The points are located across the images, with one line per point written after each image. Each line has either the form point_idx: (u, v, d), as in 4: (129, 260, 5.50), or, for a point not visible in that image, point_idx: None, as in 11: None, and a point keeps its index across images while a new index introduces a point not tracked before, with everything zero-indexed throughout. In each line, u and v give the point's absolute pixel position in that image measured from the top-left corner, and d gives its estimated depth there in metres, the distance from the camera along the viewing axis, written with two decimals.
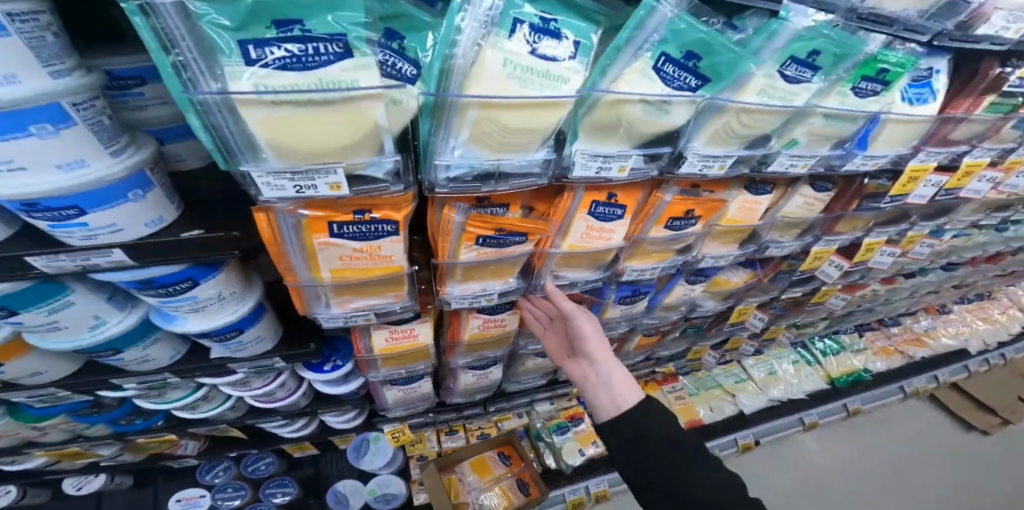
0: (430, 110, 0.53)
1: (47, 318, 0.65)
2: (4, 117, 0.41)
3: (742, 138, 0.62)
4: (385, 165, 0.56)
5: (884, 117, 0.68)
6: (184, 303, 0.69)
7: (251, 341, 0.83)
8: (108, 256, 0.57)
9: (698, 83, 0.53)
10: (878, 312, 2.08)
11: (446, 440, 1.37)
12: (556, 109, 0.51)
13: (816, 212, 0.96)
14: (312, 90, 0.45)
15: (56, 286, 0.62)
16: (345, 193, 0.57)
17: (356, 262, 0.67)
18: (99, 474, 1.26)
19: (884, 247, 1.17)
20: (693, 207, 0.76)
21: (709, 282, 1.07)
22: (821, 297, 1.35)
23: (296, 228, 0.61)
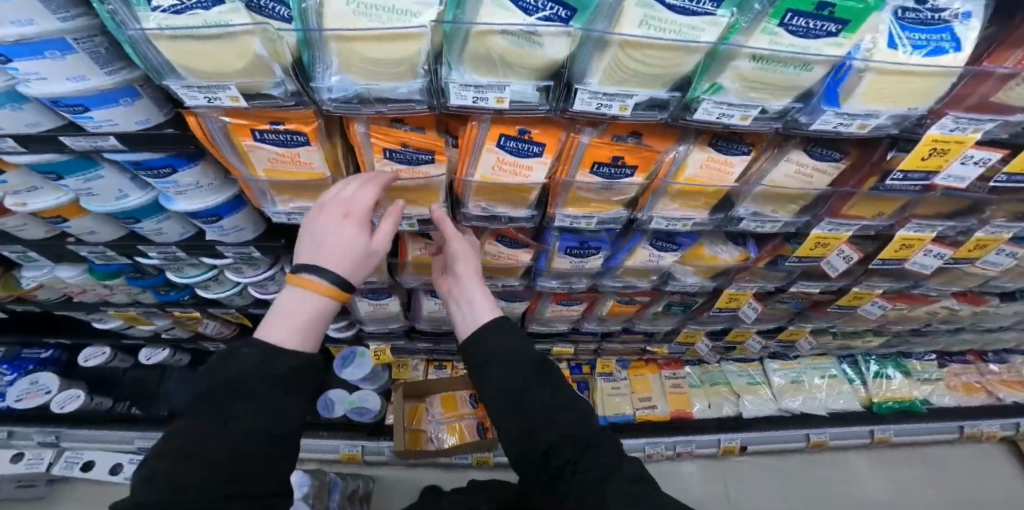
0: (304, 44, 0.56)
1: (85, 186, 0.81)
2: (25, 45, 0.54)
3: (647, 76, 0.55)
4: (286, 88, 0.60)
5: (862, 65, 0.55)
6: (170, 186, 0.82)
7: (239, 230, 0.98)
8: (107, 140, 0.70)
9: (568, 14, 0.50)
10: (969, 340, 1.70)
11: (433, 372, 1.51)
12: (413, 41, 0.53)
13: (819, 184, 0.78)
14: (201, 26, 0.52)
15: (93, 163, 0.78)
16: (245, 106, 0.62)
17: (282, 166, 0.73)
18: (164, 349, 1.55)
19: (931, 246, 0.94)
20: (623, 154, 0.69)
21: (685, 252, 0.96)
22: (851, 301, 1.15)
23: (224, 132, 0.69)
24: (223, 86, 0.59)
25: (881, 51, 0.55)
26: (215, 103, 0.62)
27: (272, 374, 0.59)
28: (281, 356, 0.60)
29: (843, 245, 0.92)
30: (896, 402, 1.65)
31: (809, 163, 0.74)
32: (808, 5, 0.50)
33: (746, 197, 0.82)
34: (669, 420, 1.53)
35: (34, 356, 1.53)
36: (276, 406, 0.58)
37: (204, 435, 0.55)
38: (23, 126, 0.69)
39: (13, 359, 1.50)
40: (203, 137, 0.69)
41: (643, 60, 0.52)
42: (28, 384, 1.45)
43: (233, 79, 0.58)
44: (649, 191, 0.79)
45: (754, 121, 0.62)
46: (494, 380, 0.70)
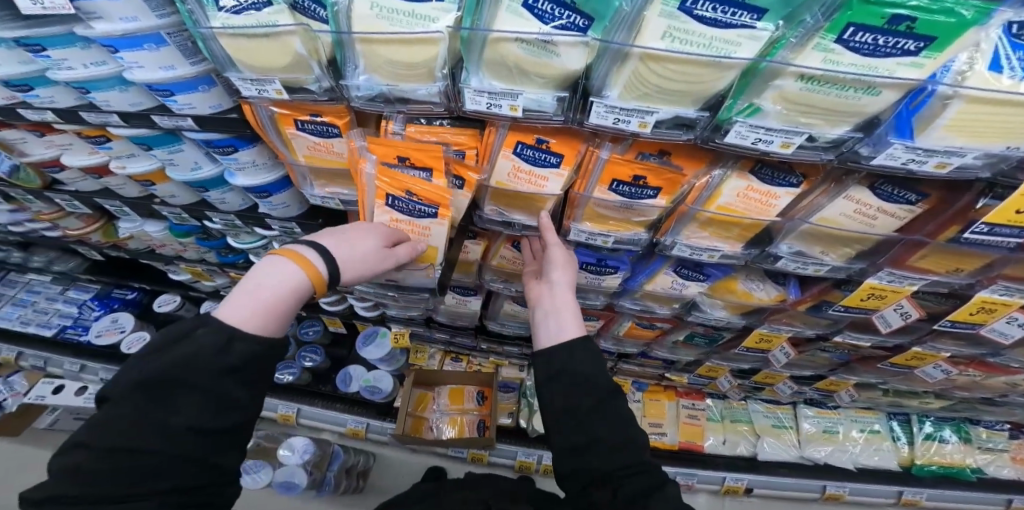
0: (336, 43, 0.57)
1: (167, 156, 0.90)
2: (129, 38, 0.62)
3: (672, 93, 0.50)
4: (323, 84, 0.63)
5: (945, 92, 0.45)
6: (231, 163, 0.88)
7: (290, 207, 1.03)
8: (185, 121, 0.78)
9: (586, 23, 0.47)
10: None
11: (448, 363, 1.53)
12: (430, 45, 0.52)
13: (883, 228, 0.68)
14: (254, 26, 0.56)
15: (175, 138, 0.86)
16: (288, 98, 0.66)
17: (319, 154, 0.76)
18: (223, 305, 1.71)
19: (1017, 312, 0.79)
20: (645, 173, 0.65)
21: (714, 283, 0.90)
22: (908, 360, 1.02)
23: (272, 121, 0.72)
24: (268, 80, 0.63)
25: (977, 75, 0.45)
26: (262, 94, 0.66)
27: (222, 365, 0.61)
28: (241, 344, 0.62)
29: (903, 299, 0.80)
30: (940, 466, 1.44)
31: (872, 202, 0.64)
32: (878, 21, 0.40)
33: (787, 235, 0.75)
34: (676, 449, 1.44)
35: (121, 296, 1.77)
36: (222, 394, 0.61)
37: (146, 417, 0.58)
38: (128, 105, 0.78)
39: (105, 297, 1.76)
40: (256, 124, 0.74)
41: (667, 75, 0.48)
42: (109, 322, 1.66)
43: (275, 74, 0.62)
44: (675, 215, 0.74)
45: (798, 149, 0.54)
46: (552, 397, 0.71)
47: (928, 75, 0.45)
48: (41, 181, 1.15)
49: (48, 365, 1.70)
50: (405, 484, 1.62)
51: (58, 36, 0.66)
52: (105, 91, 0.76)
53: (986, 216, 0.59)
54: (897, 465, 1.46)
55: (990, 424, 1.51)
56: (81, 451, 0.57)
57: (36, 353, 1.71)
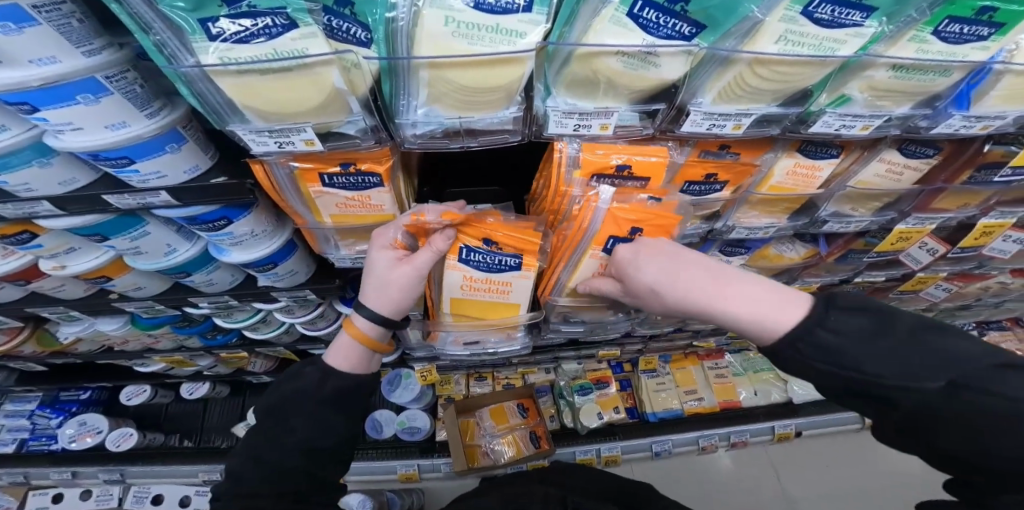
0: (386, 71, 0.48)
1: (132, 244, 0.72)
2: (53, 89, 0.44)
3: (769, 90, 0.49)
4: (365, 124, 0.52)
5: (1000, 69, 0.48)
6: (224, 237, 0.72)
7: (294, 269, 0.87)
8: (157, 196, 0.61)
9: (693, 31, 0.45)
10: (1011, 310, 1.68)
11: (474, 385, 1.54)
12: (515, 66, 0.46)
13: (906, 182, 0.72)
14: (268, 61, 0.41)
15: (140, 220, 0.68)
16: (320, 148, 0.54)
17: (351, 211, 0.66)
18: (206, 383, 1.51)
19: (1009, 231, 0.89)
20: (717, 170, 0.66)
21: (752, 255, 0.93)
22: (914, 285, 1.12)
23: (291, 179, 0.61)
24: (296, 125, 0.49)
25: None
26: (286, 147, 0.53)
27: (314, 386, 0.65)
28: (335, 380, 0.66)
29: (925, 237, 0.87)
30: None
31: (900, 161, 0.68)
32: (968, 12, 0.42)
33: (830, 198, 0.76)
34: (716, 411, 1.60)
35: (74, 398, 1.51)
36: (326, 421, 0.64)
37: (268, 433, 0.64)
38: (58, 185, 0.60)
39: (54, 403, 1.50)
40: (270, 187, 0.62)
41: (767, 77, 0.47)
42: (77, 427, 1.47)
43: (309, 120, 0.49)
44: (731, 201, 0.74)
45: (874, 130, 0.55)
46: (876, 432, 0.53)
47: (988, 56, 0.46)
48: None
49: (31, 478, 1.50)
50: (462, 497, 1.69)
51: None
52: (18, 170, 0.56)
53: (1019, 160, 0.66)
54: None
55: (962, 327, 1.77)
56: (230, 457, 0.65)
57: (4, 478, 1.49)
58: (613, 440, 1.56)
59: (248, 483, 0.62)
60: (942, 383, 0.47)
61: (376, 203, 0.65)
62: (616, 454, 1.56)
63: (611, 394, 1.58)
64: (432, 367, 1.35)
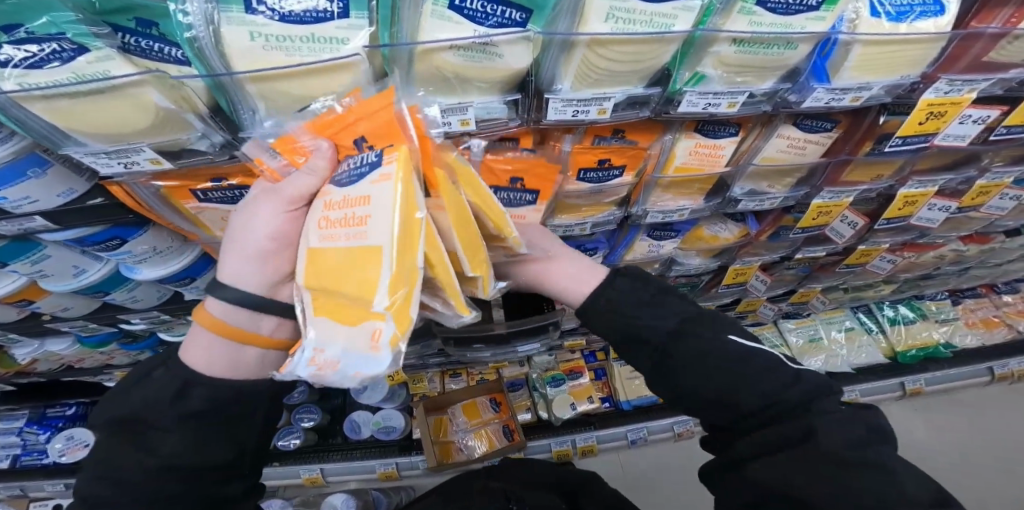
0: (215, 89, 0.44)
1: (34, 268, 0.63)
2: None
3: (620, 72, 0.47)
4: (214, 139, 0.50)
5: (845, 39, 0.47)
6: (124, 257, 0.66)
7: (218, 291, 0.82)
8: (29, 222, 0.54)
9: (524, 15, 0.43)
10: (981, 277, 1.70)
11: (450, 382, 1.55)
12: (347, 72, 0.44)
13: (812, 155, 0.69)
14: (69, 85, 0.39)
15: (38, 245, 0.60)
16: (170, 166, 0.51)
17: None
18: None
19: (934, 199, 0.86)
20: (610, 156, 0.63)
21: (685, 237, 0.91)
22: (857, 258, 1.10)
23: (160, 197, 0.57)
24: (132, 146, 0.47)
25: (865, 23, 0.47)
26: (134, 167, 0.50)
27: (165, 395, 0.57)
28: (198, 388, 0.57)
29: (845, 211, 0.86)
30: (919, 349, 1.73)
31: (799, 136, 0.65)
32: None
33: (741, 176, 0.73)
34: None
35: (60, 414, 1.51)
36: (201, 432, 0.57)
37: (129, 454, 0.56)
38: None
39: (41, 419, 1.51)
40: (137, 205, 0.57)
41: (614, 58, 0.45)
42: (64, 441, 1.45)
43: (143, 140, 0.46)
44: (639, 186, 0.71)
45: (741, 108, 0.53)
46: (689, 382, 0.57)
47: (829, 27, 0.46)
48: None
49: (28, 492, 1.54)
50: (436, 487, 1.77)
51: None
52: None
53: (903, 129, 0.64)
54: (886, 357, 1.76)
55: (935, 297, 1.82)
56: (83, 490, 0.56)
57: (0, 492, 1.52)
58: (589, 430, 1.58)
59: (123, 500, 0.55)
60: (675, 323, 0.59)
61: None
62: (592, 444, 1.57)
63: (584, 384, 1.57)
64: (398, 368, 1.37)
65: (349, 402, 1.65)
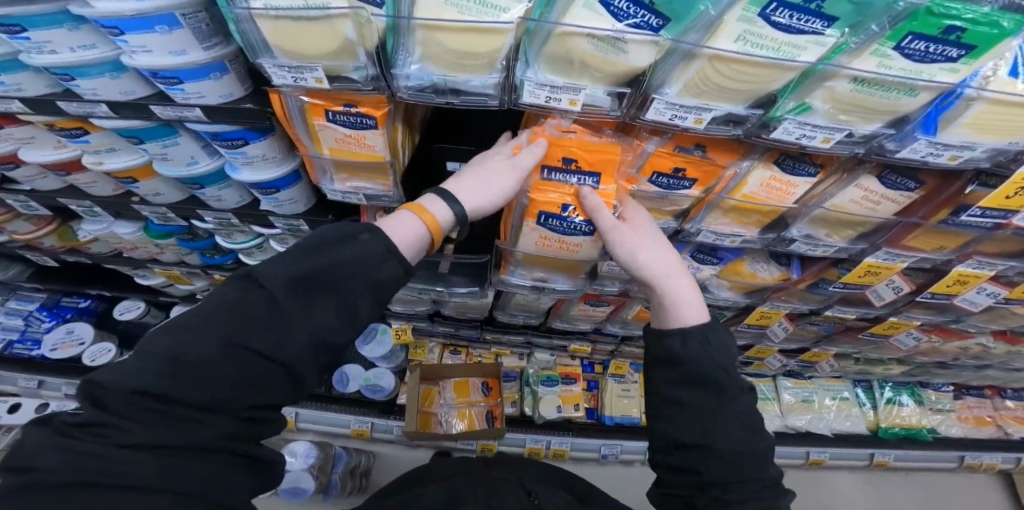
0: (392, 31, 0.51)
1: (160, 151, 0.65)
2: (133, 19, 0.45)
3: (732, 90, 0.51)
4: (369, 73, 0.54)
5: (972, 94, 0.47)
6: (237, 158, 0.66)
7: (298, 213, 0.82)
8: (189, 113, 0.57)
9: (659, 22, 0.47)
10: (987, 376, 1.75)
11: (447, 356, 1.63)
12: (499, 37, 0.49)
13: (883, 212, 0.70)
14: (297, 10, 0.46)
15: (170, 130, 0.62)
16: (326, 88, 0.55)
17: (347, 148, 0.64)
18: (195, 309, 1.57)
19: (986, 283, 0.85)
20: (685, 166, 0.67)
21: (724, 267, 0.94)
22: (883, 328, 1.14)
23: (302, 113, 0.59)
24: (308, 67, 0.52)
25: (999, 80, 0.47)
26: (300, 84, 0.54)
27: (376, 280, 0.54)
28: (394, 262, 0.55)
29: (894, 276, 0.87)
30: (902, 429, 1.78)
31: (877, 190, 0.66)
32: (934, 31, 0.42)
33: (803, 217, 0.75)
34: None
35: (73, 305, 1.59)
36: (354, 312, 0.53)
37: (250, 344, 0.47)
38: (118, 95, 0.56)
39: (53, 307, 1.58)
40: (283, 118, 0.60)
41: (730, 76, 0.49)
42: (64, 334, 1.52)
43: (320, 61, 0.51)
44: (703, 203, 0.76)
45: (836, 145, 0.55)
46: (728, 439, 0.61)
47: (960, 80, 0.47)
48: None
49: None
50: (401, 460, 1.83)
51: (38, 16, 0.46)
52: (93, 80, 0.54)
53: (982, 201, 0.62)
54: (866, 429, 1.80)
55: (936, 387, 1.88)
56: (134, 393, 0.43)
57: None
58: (565, 435, 1.67)
59: (196, 392, 0.45)
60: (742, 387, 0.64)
61: (371, 145, 0.64)
62: (564, 450, 1.66)
63: (575, 391, 1.64)
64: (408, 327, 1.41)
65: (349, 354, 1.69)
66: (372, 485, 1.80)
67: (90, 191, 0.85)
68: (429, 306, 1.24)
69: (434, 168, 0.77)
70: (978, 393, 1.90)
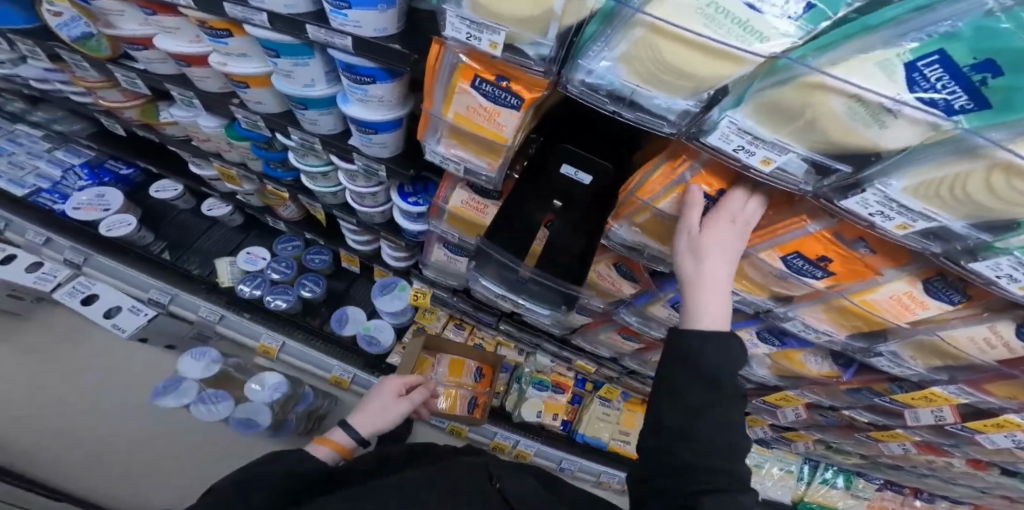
0: (604, 15, 0.39)
1: (288, 68, 0.61)
2: None
3: (990, 205, 0.38)
4: (549, 55, 0.42)
5: None
6: (355, 92, 0.61)
7: (381, 157, 0.76)
8: (336, 41, 0.52)
9: (968, 105, 0.32)
10: (930, 486, 1.82)
11: (450, 328, 1.59)
12: (732, 67, 0.35)
13: (990, 357, 0.66)
14: None
15: (308, 51, 0.58)
16: (498, 56, 0.44)
17: (477, 123, 0.53)
18: (225, 207, 1.60)
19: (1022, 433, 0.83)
20: (834, 258, 0.58)
21: (780, 351, 0.90)
22: (886, 435, 1.15)
23: (452, 72, 0.49)
24: (490, 28, 0.41)
25: None
26: (466, 42, 0.44)
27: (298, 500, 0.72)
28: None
29: (945, 405, 0.85)
30: (818, 505, 1.84)
31: (1008, 339, 0.61)
32: None
33: (903, 337, 0.71)
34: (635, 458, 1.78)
35: (114, 171, 1.66)
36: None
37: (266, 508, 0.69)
38: (281, 7, 0.52)
39: (97, 167, 1.65)
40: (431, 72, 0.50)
41: (1001, 191, 0.36)
42: (94, 196, 1.56)
43: (508, 26, 0.41)
44: (815, 294, 0.68)
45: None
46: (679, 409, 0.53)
47: None
48: (112, 52, 0.90)
49: (8, 231, 1.60)
50: None
51: None
52: None
53: None
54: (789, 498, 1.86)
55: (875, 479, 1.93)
56: None
57: None
58: (534, 439, 1.71)
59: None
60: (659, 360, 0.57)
61: (501, 126, 0.52)
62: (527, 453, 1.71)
63: (559, 401, 1.70)
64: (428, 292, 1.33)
65: (353, 295, 1.64)
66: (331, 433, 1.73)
67: (199, 84, 0.80)
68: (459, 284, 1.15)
69: (544, 171, 0.64)
70: (898, 489, 1.92)
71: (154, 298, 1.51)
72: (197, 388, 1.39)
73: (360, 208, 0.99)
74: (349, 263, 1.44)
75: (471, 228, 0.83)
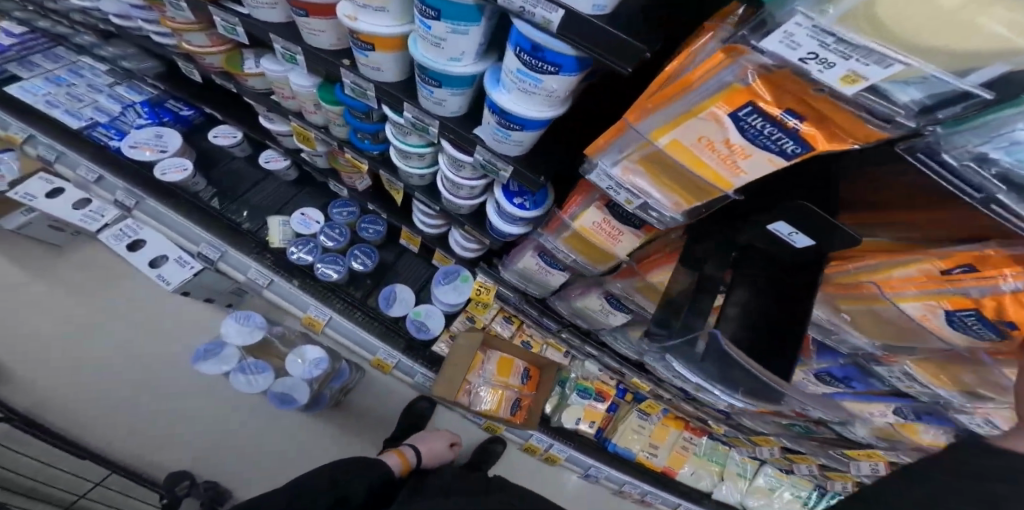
0: None
1: (439, 35, 0.49)
2: None
3: None
4: (953, 107, 0.27)
5: None
6: (520, 81, 0.48)
7: (509, 157, 0.64)
8: (537, 14, 0.39)
9: None
10: None
11: (499, 322, 1.49)
12: None
13: None
14: None
15: (475, 16, 0.46)
16: (846, 93, 0.27)
17: (705, 157, 0.38)
18: (284, 161, 1.51)
19: None
20: None
21: (908, 421, 0.79)
22: None
23: (712, 91, 0.33)
24: (874, 56, 0.24)
25: None
26: (794, 61, 0.27)
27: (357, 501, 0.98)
28: None
29: None
30: None
31: None
32: None
33: None
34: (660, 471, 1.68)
35: (172, 111, 1.60)
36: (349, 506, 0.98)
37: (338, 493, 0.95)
38: None
39: (156, 105, 1.60)
40: (682, 84, 0.35)
41: None
42: (151, 136, 1.49)
43: (909, 56, 0.23)
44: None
45: None
46: None
47: None
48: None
49: (58, 163, 1.51)
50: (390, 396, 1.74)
51: None
52: None
53: None
54: None
55: None
56: None
57: (38, 148, 1.52)
58: (566, 445, 1.62)
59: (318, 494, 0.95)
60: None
61: (740, 170, 0.37)
62: (558, 457, 1.64)
63: (598, 409, 1.65)
64: (493, 289, 1.23)
65: (400, 270, 1.53)
66: (359, 406, 1.74)
67: (308, 39, 0.72)
68: (539, 293, 1.04)
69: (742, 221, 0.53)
70: None
71: (204, 253, 1.44)
72: (239, 356, 1.36)
73: (454, 200, 0.88)
74: (410, 243, 1.30)
75: (592, 253, 0.73)
